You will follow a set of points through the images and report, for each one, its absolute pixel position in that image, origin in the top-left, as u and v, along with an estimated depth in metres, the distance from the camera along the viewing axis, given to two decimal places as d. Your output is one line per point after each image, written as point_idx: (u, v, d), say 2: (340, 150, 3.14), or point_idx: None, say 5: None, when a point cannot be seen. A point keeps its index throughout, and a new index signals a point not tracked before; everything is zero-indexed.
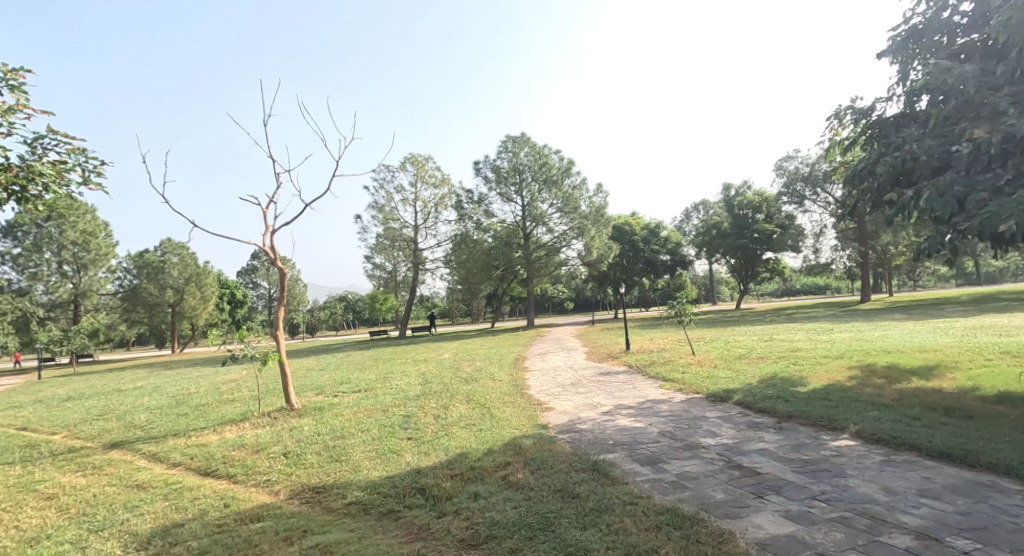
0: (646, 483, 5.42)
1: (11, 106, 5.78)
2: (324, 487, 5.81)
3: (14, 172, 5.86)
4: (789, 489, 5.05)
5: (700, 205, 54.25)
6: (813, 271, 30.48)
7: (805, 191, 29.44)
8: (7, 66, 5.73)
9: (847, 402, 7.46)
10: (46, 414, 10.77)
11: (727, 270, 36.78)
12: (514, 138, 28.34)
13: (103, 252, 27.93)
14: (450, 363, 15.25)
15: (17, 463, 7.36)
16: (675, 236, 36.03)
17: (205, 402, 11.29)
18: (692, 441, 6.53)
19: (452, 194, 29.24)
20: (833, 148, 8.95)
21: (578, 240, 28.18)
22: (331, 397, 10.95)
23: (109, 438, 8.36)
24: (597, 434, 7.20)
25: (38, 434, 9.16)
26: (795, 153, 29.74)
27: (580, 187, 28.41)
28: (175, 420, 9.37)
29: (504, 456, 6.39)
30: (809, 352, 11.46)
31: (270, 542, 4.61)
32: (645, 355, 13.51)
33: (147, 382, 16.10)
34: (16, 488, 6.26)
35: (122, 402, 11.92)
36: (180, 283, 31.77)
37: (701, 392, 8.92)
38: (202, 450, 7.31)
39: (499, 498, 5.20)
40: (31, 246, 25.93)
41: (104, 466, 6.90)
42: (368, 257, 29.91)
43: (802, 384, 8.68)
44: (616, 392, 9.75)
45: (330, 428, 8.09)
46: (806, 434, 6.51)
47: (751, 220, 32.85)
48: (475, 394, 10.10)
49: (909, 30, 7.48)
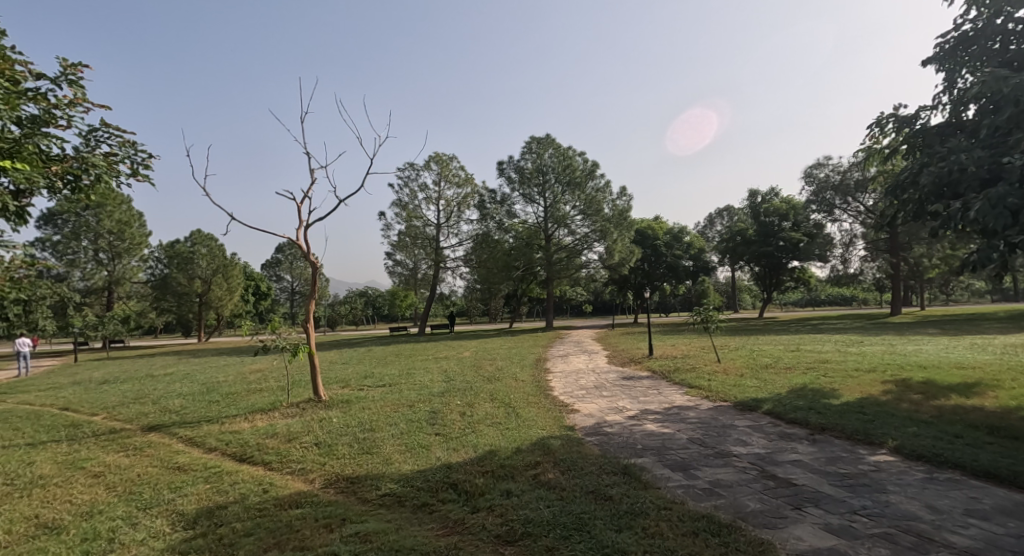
0: (678, 489, 5.39)
1: (71, 100, 6.02)
2: (357, 478, 5.91)
3: (69, 163, 6.07)
4: (828, 502, 4.97)
5: (725, 212, 53.76)
6: (841, 282, 29.79)
7: (835, 199, 28.86)
8: (68, 61, 5.97)
9: (883, 416, 7.31)
10: (85, 396, 11.12)
11: (751, 278, 36.27)
12: (538, 140, 28.25)
13: (137, 241, 28.69)
14: (472, 362, 15.33)
15: (62, 441, 7.62)
16: (698, 242, 35.63)
17: (235, 391, 11.52)
18: (722, 449, 6.47)
19: (475, 193, 29.32)
20: (872, 157, 8.78)
21: (600, 243, 28.00)
22: (356, 390, 11.08)
23: (148, 422, 8.60)
24: (625, 437, 7.17)
25: (80, 414, 9.47)
26: (826, 161, 29.22)
27: (603, 190, 28.18)
28: (208, 407, 9.58)
29: (533, 455, 6.40)
30: (839, 364, 11.24)
31: (311, 528, 4.70)
32: (669, 361, 13.38)
33: (174, 368, 16.48)
34: (64, 464, 6.50)
35: (155, 387, 12.26)
36: (208, 274, 32.42)
37: (729, 400, 8.84)
38: (235, 437, 7.46)
39: (531, 497, 5.23)
40: (71, 234, 26.85)
41: (144, 447, 7.11)
42: (389, 254, 30.24)
43: (834, 396, 8.53)
44: (641, 397, 9.69)
45: (359, 421, 8.19)
46: (841, 447, 6.40)
47: (777, 227, 32.38)
48: (498, 393, 10.12)
49: (959, 38, 7.37)
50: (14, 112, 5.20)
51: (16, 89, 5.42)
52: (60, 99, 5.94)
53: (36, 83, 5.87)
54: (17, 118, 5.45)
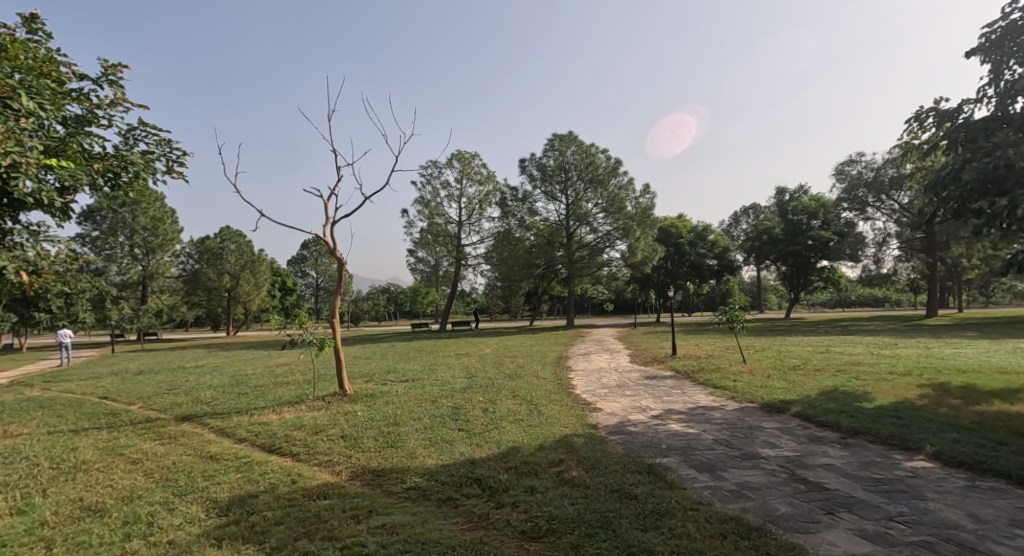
0: (705, 490, 5.32)
1: (111, 100, 6.17)
2: (383, 471, 5.96)
3: (110, 161, 6.21)
4: (862, 507, 4.87)
5: (751, 210, 53.05)
6: (874, 282, 29.07)
7: (868, 197, 28.20)
8: (108, 62, 6.12)
9: (920, 421, 7.12)
10: (121, 387, 11.42)
11: (778, 277, 35.68)
12: (560, 137, 28.13)
13: (170, 237, 29.30)
14: (493, 359, 15.36)
15: (102, 428, 7.85)
16: (722, 240, 34.95)
17: (262, 383, 11.71)
18: (750, 451, 6.38)
19: (497, 191, 29.44)
20: (910, 153, 8.56)
21: (622, 241, 27.73)
22: (380, 385, 11.18)
23: (181, 412, 8.80)
24: (650, 437, 7.11)
25: (117, 403, 9.74)
26: (859, 157, 28.57)
27: (626, 187, 27.86)
28: (237, 399, 9.76)
29: (557, 453, 6.39)
30: (872, 367, 10.96)
31: (339, 519, 4.76)
32: (692, 361, 13.23)
33: (205, 361, 16.78)
34: (104, 450, 6.69)
35: (187, 379, 12.50)
36: (236, 270, 32.96)
37: (756, 401, 8.72)
38: (264, 429, 7.58)
39: (556, 494, 5.22)
40: (108, 230, 27.70)
41: (179, 436, 7.28)
42: (411, 251, 30.41)
43: (868, 400, 8.33)
44: (665, 397, 9.58)
45: (383, 415, 8.27)
46: (875, 452, 6.25)
47: (806, 226, 31.74)
48: (520, 391, 10.10)
49: (1006, 27, 7.13)
50: (60, 112, 5.36)
51: (62, 89, 5.58)
52: (101, 98, 6.10)
53: (79, 84, 6.03)
54: (63, 118, 5.62)
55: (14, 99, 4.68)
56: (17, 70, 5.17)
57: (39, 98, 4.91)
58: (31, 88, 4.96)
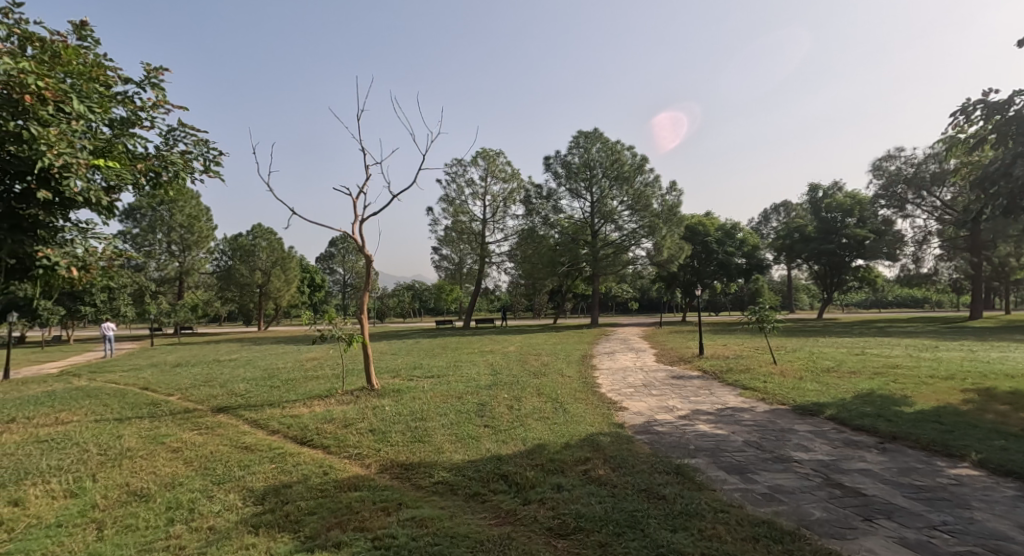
0: (736, 492, 5.26)
1: (153, 102, 6.33)
2: (411, 465, 6.04)
3: (152, 162, 6.39)
4: (903, 515, 4.75)
5: (782, 208, 52.12)
6: (913, 282, 28.25)
7: (906, 194, 27.36)
8: (151, 65, 6.28)
9: (964, 427, 6.91)
10: (161, 378, 11.79)
11: (810, 277, 34.95)
12: (586, 134, 27.95)
13: (205, 234, 30.06)
14: (517, 356, 15.40)
15: (144, 417, 8.12)
16: (752, 238, 34.29)
17: (293, 377, 11.94)
18: (782, 454, 6.27)
19: (521, 188, 29.49)
20: (956, 147, 8.29)
21: (648, 239, 27.42)
22: (407, 380, 11.31)
23: (217, 403, 9.04)
24: (677, 437, 7.06)
25: (158, 394, 10.06)
26: (898, 152, 27.83)
27: (652, 185, 27.51)
28: (270, 391, 9.99)
29: (582, 451, 6.38)
30: (911, 370, 10.67)
31: (369, 511, 4.83)
32: (721, 361, 13.07)
33: (239, 355, 17.23)
34: (147, 438, 6.92)
35: (222, 371, 12.84)
36: (268, 266, 33.60)
37: (787, 403, 8.57)
38: (296, 421, 7.76)
39: (582, 492, 5.21)
40: (147, 228, 28.52)
41: (215, 426, 7.49)
42: (436, 248, 30.65)
43: (907, 404, 8.12)
44: (693, 397, 9.48)
45: (410, 410, 8.37)
46: (916, 458, 6.09)
47: (840, 224, 31.03)
48: (545, 388, 10.10)
49: None
50: (106, 115, 5.54)
51: (109, 93, 5.74)
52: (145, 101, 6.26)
53: (124, 87, 6.20)
54: (109, 120, 5.80)
55: (66, 104, 4.86)
56: (68, 75, 5.36)
57: (89, 102, 5.09)
58: (81, 92, 5.15)
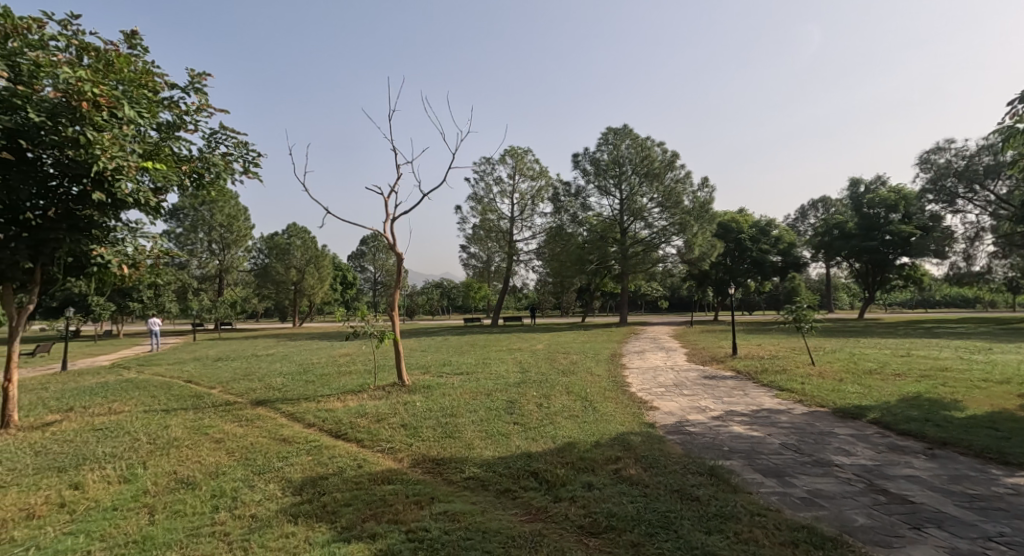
0: (773, 496, 5.17)
1: (197, 106, 6.59)
2: (443, 460, 6.10)
3: (195, 163, 6.63)
4: (954, 524, 4.60)
5: (821, 204, 50.81)
6: (964, 281, 27.22)
7: (957, 188, 26.36)
8: (195, 71, 6.54)
9: (1019, 434, 6.64)
10: (203, 371, 12.17)
11: (850, 275, 34.02)
12: (615, 130, 27.73)
13: (243, 233, 30.80)
14: (546, 354, 15.39)
15: (187, 409, 8.39)
16: (788, 235, 33.50)
17: (327, 372, 12.18)
18: (822, 458, 6.13)
19: (549, 186, 29.36)
20: (1013, 138, 7.93)
21: (679, 237, 27.05)
22: (437, 377, 11.41)
23: (256, 396, 9.29)
24: (711, 438, 6.96)
25: (201, 386, 10.38)
26: (947, 144, 26.80)
27: (683, 181, 27.12)
28: (305, 385, 10.21)
29: (613, 450, 6.35)
30: (960, 373, 10.30)
31: (403, 503, 4.91)
32: (755, 361, 12.83)
33: (275, 350, 17.65)
34: (192, 429, 7.16)
35: (259, 366, 13.17)
36: (302, 264, 34.23)
37: (827, 405, 8.36)
38: (331, 415, 7.90)
39: (614, 491, 5.19)
40: (190, 228, 29.34)
41: (254, 419, 7.69)
42: (464, 247, 30.78)
43: (957, 408, 7.84)
44: (727, 398, 9.34)
45: (441, 406, 8.45)
46: (968, 466, 5.88)
47: (883, 219, 30.08)
48: (574, 387, 10.07)
49: None
50: (154, 120, 5.83)
51: (156, 99, 5.97)
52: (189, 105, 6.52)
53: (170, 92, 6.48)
54: (156, 124, 6.05)
55: (119, 109, 5.37)
56: (120, 82, 5.61)
57: (139, 108, 5.55)
58: (132, 99, 5.59)
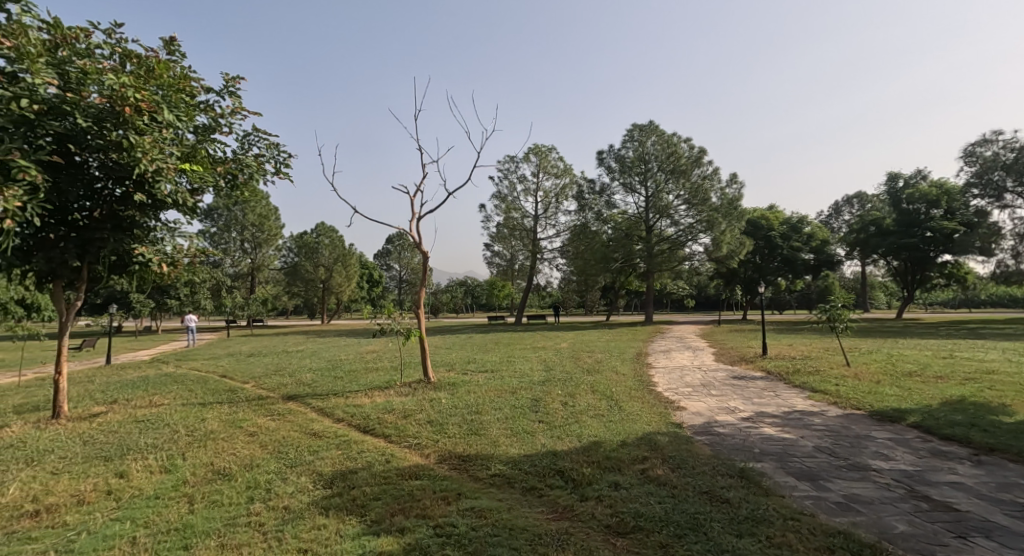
0: (807, 500, 5.04)
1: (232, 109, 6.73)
2: (469, 457, 6.10)
3: (230, 165, 6.76)
4: (1002, 534, 4.42)
5: (856, 200, 49.47)
6: (1011, 278, 26.22)
7: (1005, 182, 25.37)
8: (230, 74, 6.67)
9: None
10: (236, 366, 12.43)
11: (888, 273, 33.10)
12: (640, 128, 27.48)
13: (275, 232, 31.36)
14: (571, 353, 15.31)
15: (222, 403, 8.58)
16: (821, 232, 32.71)
17: (354, 368, 12.33)
18: (858, 462, 5.96)
19: (574, 184, 29.17)
20: None
21: (706, 234, 26.64)
22: (462, 375, 11.44)
23: (287, 391, 9.44)
24: (741, 440, 6.82)
25: (235, 381, 10.61)
26: (994, 136, 25.87)
27: (711, 178, 26.70)
28: (334, 381, 10.35)
29: (640, 450, 6.27)
30: (1006, 375, 9.91)
31: (430, 499, 4.92)
32: (786, 362, 12.56)
33: (304, 347, 17.93)
34: (226, 422, 7.31)
35: (289, 362, 13.39)
36: (330, 263, 34.72)
37: (863, 408, 8.13)
38: (359, 410, 7.99)
39: (642, 491, 5.13)
40: (223, 227, 29.99)
41: (286, 413, 7.82)
42: (488, 245, 30.82)
43: (1004, 413, 7.54)
44: (757, 399, 9.15)
45: (466, 403, 8.47)
46: (1017, 473, 5.65)
47: (924, 215, 29.13)
48: (600, 386, 9.99)
49: None
50: (191, 122, 5.97)
51: (194, 102, 6.13)
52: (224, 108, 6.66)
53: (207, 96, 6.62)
54: (194, 127, 6.21)
55: (159, 114, 5.50)
56: (160, 87, 5.81)
57: (177, 112, 5.68)
58: (171, 103, 5.69)
